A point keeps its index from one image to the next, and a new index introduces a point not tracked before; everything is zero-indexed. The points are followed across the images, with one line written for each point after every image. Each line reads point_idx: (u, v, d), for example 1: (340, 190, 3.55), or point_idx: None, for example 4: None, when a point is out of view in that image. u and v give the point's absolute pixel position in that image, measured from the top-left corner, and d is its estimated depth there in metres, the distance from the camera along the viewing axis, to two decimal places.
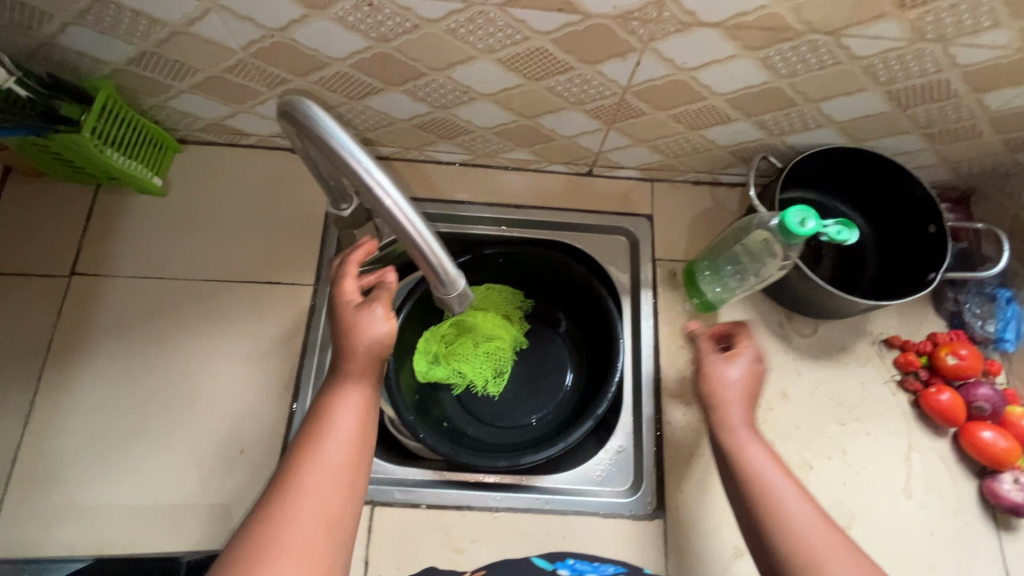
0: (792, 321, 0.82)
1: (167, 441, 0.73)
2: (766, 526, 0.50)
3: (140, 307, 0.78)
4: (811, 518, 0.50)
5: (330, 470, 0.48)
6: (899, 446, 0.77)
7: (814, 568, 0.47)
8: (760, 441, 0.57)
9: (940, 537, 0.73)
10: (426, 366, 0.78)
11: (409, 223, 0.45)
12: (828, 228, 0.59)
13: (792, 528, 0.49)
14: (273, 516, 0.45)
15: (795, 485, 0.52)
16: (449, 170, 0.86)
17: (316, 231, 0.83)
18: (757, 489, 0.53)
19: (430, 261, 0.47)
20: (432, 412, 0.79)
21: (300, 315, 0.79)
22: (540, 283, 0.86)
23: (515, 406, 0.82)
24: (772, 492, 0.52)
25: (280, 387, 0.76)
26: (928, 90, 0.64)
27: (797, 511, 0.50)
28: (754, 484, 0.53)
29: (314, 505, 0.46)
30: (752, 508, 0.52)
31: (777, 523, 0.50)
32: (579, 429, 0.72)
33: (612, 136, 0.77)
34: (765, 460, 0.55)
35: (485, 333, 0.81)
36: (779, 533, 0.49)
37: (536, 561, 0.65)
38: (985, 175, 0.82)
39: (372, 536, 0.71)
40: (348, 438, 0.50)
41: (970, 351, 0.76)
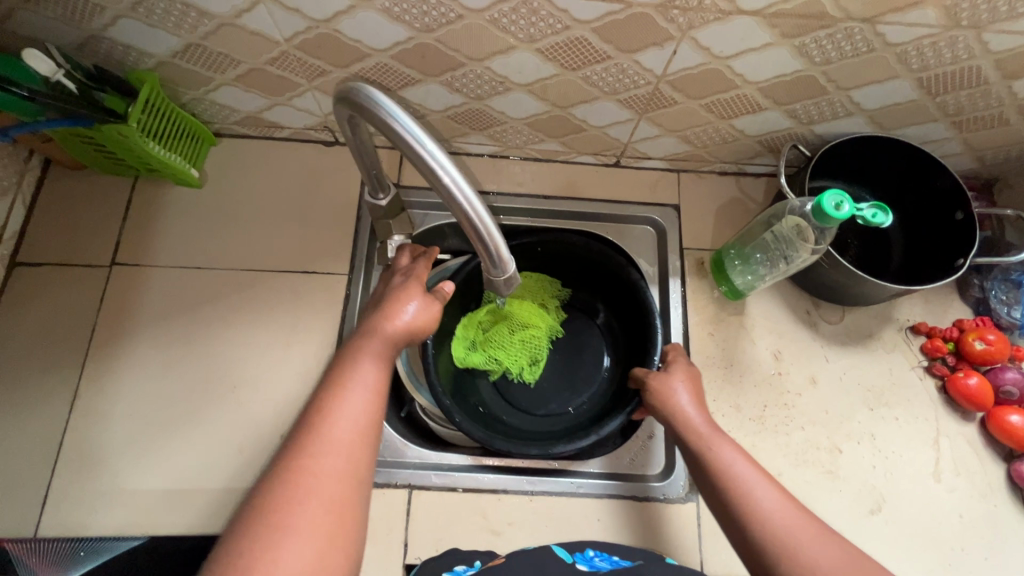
0: (820, 309, 0.83)
1: (208, 426, 0.75)
2: (740, 518, 0.53)
3: (180, 296, 0.80)
4: (780, 505, 0.53)
5: (351, 420, 0.50)
6: (928, 431, 0.78)
7: (789, 549, 0.49)
8: (722, 436, 0.59)
9: (969, 520, 0.74)
10: (464, 351, 0.80)
11: (468, 205, 0.46)
12: (863, 212, 0.60)
13: (765, 516, 0.52)
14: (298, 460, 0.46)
15: (758, 473, 0.55)
16: (479, 161, 0.88)
17: (349, 222, 0.85)
18: (728, 483, 0.55)
19: (488, 246, 0.48)
20: (470, 399, 0.80)
21: (335, 303, 0.81)
22: (574, 273, 0.86)
23: (551, 394, 0.83)
24: (741, 484, 0.55)
25: (317, 374, 0.78)
26: (958, 78, 0.65)
27: (768, 499, 0.53)
28: (725, 478, 0.56)
29: (336, 452, 0.48)
30: (727, 501, 0.54)
31: (752, 513, 0.52)
32: (612, 422, 0.71)
33: (642, 126, 0.78)
34: (733, 454, 0.57)
35: (521, 320, 0.81)
36: (754, 521, 0.52)
37: (556, 551, 0.64)
38: (1010, 164, 0.83)
39: (411, 519, 0.73)
40: (368, 391, 0.53)
41: (998, 336, 0.76)
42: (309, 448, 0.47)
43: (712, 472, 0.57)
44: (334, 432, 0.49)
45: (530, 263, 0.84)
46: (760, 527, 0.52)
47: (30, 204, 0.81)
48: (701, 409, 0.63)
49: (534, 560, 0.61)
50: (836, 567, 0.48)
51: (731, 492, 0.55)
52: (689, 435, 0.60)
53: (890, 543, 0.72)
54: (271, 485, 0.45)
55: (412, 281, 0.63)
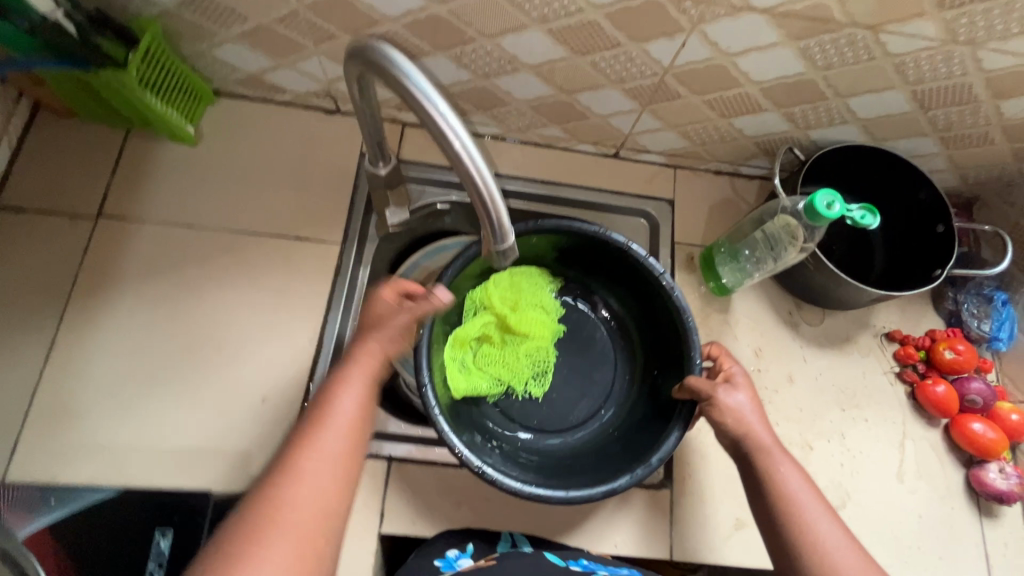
0: (801, 310, 0.85)
1: (189, 387, 0.74)
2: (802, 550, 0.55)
3: (168, 253, 0.78)
4: (840, 538, 0.55)
5: (329, 461, 0.50)
6: (895, 433, 0.81)
7: None
8: (790, 459, 0.61)
9: (927, 520, 0.77)
10: (460, 376, 0.76)
11: (474, 168, 0.47)
12: (853, 213, 0.60)
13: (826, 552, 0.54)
14: (273, 496, 0.47)
15: (821, 506, 0.57)
16: (480, 141, 0.88)
17: (345, 191, 0.84)
18: (791, 512, 0.57)
19: (489, 213, 0.49)
20: (483, 432, 0.76)
21: (326, 272, 0.80)
22: (583, 264, 0.84)
23: (566, 406, 0.82)
24: (804, 515, 0.57)
25: (304, 340, 0.77)
26: (951, 93, 0.67)
27: (832, 534, 0.55)
28: (790, 508, 0.57)
29: (310, 490, 0.48)
30: (785, 527, 0.57)
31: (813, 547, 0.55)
32: (655, 455, 0.66)
33: (644, 118, 0.79)
34: (799, 485, 0.59)
35: (524, 334, 0.80)
36: (810, 552, 0.55)
37: (548, 557, 0.66)
38: (991, 184, 0.86)
39: (390, 490, 0.74)
40: (353, 425, 0.53)
41: (967, 347, 0.80)
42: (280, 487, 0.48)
43: (776, 499, 0.58)
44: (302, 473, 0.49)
45: (526, 259, 0.83)
46: (818, 562, 0.54)
47: (15, 148, 0.79)
48: (764, 423, 0.63)
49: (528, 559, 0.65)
50: None
51: (796, 524, 0.56)
52: (755, 453, 0.61)
53: None
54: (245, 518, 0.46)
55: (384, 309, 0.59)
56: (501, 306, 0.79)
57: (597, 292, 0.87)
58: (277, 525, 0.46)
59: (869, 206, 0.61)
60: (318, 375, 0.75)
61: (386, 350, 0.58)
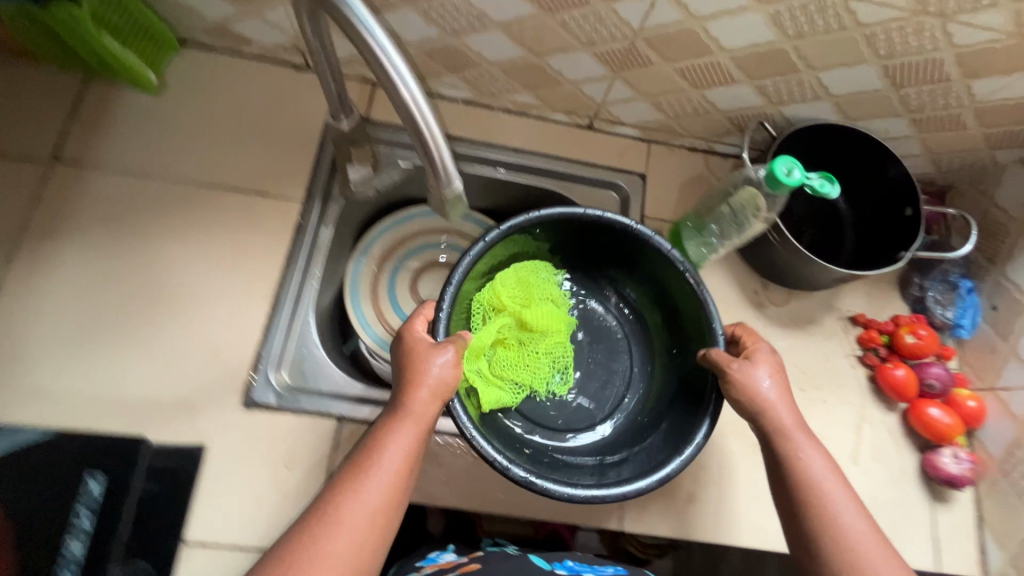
0: (767, 290, 0.85)
1: (136, 337, 0.71)
2: (829, 543, 0.54)
3: (123, 201, 0.76)
4: (862, 528, 0.54)
5: (366, 510, 0.51)
6: (852, 414, 0.81)
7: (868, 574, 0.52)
8: (813, 443, 0.59)
9: (880, 502, 0.77)
10: (482, 387, 0.73)
11: (420, 116, 0.49)
12: (812, 181, 0.59)
13: (855, 547, 0.53)
14: (309, 541, 0.49)
15: (846, 496, 0.56)
16: (452, 106, 0.86)
17: (310, 149, 0.82)
18: (810, 497, 0.56)
19: (435, 161, 0.51)
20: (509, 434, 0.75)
21: (286, 228, 0.78)
22: (590, 256, 0.84)
23: (587, 403, 0.82)
24: (824, 502, 0.55)
25: (260, 295, 0.75)
26: (921, 70, 0.66)
27: (859, 528, 0.54)
28: (817, 499, 0.56)
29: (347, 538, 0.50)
30: (803, 514, 0.56)
31: (831, 533, 0.54)
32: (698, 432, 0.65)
33: (617, 86, 0.78)
34: (825, 475, 0.57)
35: (540, 331, 0.79)
36: (829, 541, 0.54)
37: (534, 559, 0.66)
38: (964, 172, 0.85)
39: (339, 448, 0.71)
40: (393, 472, 0.54)
41: (928, 332, 0.80)
42: (317, 532, 0.50)
43: (796, 485, 0.57)
44: (346, 516, 0.51)
45: (533, 252, 0.81)
46: (841, 555, 0.53)
47: None
48: (786, 402, 0.61)
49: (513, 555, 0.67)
50: None
51: (824, 517, 0.55)
52: (781, 438, 0.59)
53: None
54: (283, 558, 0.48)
55: (419, 339, 0.61)
56: (513, 305, 0.78)
57: (610, 283, 0.87)
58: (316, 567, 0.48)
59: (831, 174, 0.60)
60: (273, 333, 0.75)
61: (431, 393, 0.58)
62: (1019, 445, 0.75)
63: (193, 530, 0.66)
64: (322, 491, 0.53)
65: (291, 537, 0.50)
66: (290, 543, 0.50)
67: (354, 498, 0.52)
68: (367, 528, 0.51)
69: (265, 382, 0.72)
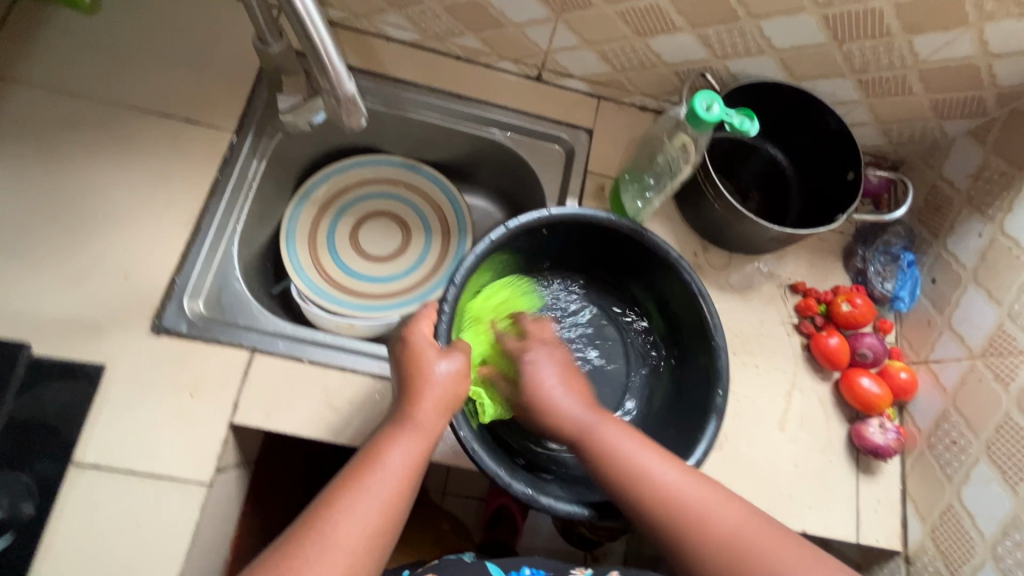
0: (707, 253, 0.83)
1: (45, 256, 0.69)
2: (633, 499, 0.54)
3: (40, 118, 0.73)
4: (682, 482, 0.54)
5: (362, 522, 0.49)
6: (783, 381, 0.79)
7: (703, 524, 0.51)
8: (607, 419, 0.61)
9: (803, 470, 0.75)
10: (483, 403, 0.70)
11: (315, 31, 0.52)
12: (733, 118, 0.58)
13: (661, 494, 0.53)
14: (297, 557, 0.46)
15: (643, 447, 0.57)
16: (397, 47, 0.84)
17: (246, 80, 0.80)
18: (628, 473, 0.55)
19: (330, 73, 0.56)
20: (504, 441, 0.73)
21: (213, 157, 0.76)
22: (596, 256, 0.80)
23: None
24: (639, 473, 0.55)
25: (180, 222, 0.73)
26: (861, 21, 0.65)
27: (658, 471, 0.55)
28: (613, 461, 0.57)
29: (338, 553, 0.47)
30: (631, 490, 0.55)
31: (656, 501, 0.53)
32: (697, 448, 0.64)
33: (560, 31, 0.76)
34: (638, 451, 0.57)
35: None
36: (660, 509, 0.53)
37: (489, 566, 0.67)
38: (915, 145, 0.82)
39: (248, 380, 0.70)
40: (391, 483, 0.52)
41: (865, 301, 0.79)
42: (306, 545, 0.47)
43: (611, 465, 0.57)
44: (342, 528, 0.49)
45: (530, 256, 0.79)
46: (676, 519, 0.52)
47: None
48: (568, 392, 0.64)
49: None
50: (744, 528, 0.51)
51: (621, 475, 0.56)
52: (568, 426, 0.62)
53: (725, 479, 0.73)
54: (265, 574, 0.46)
55: (425, 340, 0.61)
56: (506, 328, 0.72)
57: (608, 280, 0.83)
58: None
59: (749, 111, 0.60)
60: (192, 262, 0.73)
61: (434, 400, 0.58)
62: (946, 417, 0.73)
63: (86, 452, 0.64)
64: (314, 502, 0.51)
65: (273, 556, 0.47)
66: (279, 556, 0.47)
67: (352, 509, 0.50)
68: (362, 541, 0.49)
69: (178, 309, 0.70)
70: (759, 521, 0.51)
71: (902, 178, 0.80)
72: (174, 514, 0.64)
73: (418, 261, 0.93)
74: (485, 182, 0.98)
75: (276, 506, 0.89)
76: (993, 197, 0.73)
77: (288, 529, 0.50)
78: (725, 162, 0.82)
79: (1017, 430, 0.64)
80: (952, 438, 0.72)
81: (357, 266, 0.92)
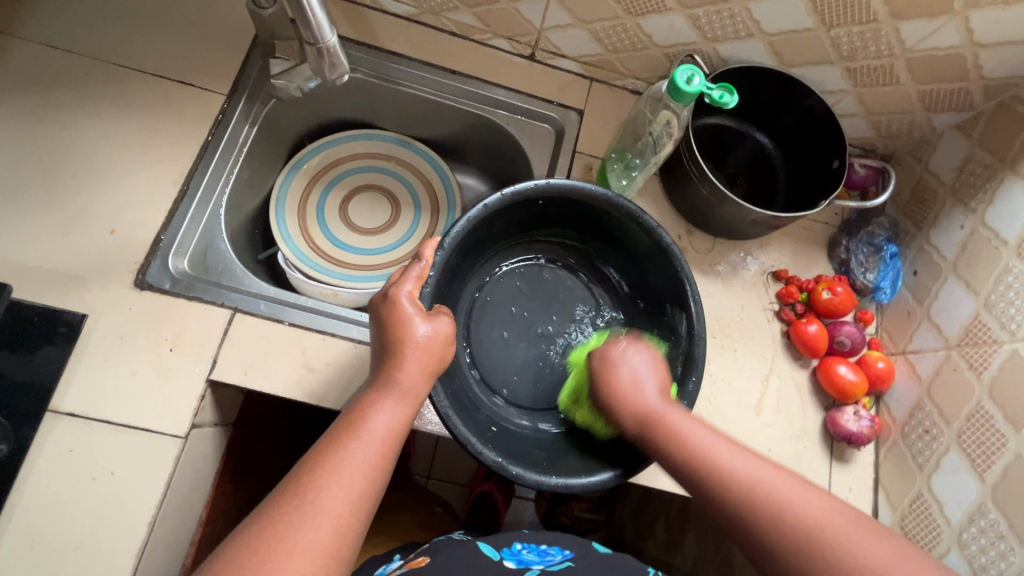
0: (691, 237, 0.83)
1: (33, 207, 0.70)
2: (708, 485, 0.53)
3: (36, 72, 0.74)
4: (757, 469, 0.52)
5: (349, 486, 0.46)
6: (761, 367, 0.79)
7: (783, 511, 0.48)
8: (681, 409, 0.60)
9: (777, 454, 0.75)
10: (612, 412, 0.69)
11: None
12: (712, 93, 0.64)
13: (738, 483, 0.51)
14: (280, 523, 0.43)
15: (715, 436, 0.56)
16: (393, 21, 0.85)
17: (242, 46, 0.81)
18: (700, 461, 0.54)
19: (311, 23, 0.57)
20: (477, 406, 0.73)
21: (206, 120, 0.78)
22: (581, 228, 0.80)
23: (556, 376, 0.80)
24: (714, 460, 0.54)
25: (169, 181, 0.75)
26: (848, 6, 0.65)
27: (734, 461, 0.53)
28: (683, 447, 0.56)
29: (324, 519, 0.44)
30: (707, 480, 0.53)
31: (734, 488, 0.51)
32: None
33: (553, 8, 0.77)
34: (710, 437, 0.56)
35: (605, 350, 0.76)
36: (741, 499, 0.50)
37: (481, 547, 0.62)
38: (903, 139, 0.82)
39: (228, 338, 0.70)
40: (377, 447, 0.50)
41: (845, 290, 0.79)
42: (288, 511, 0.44)
43: (685, 453, 0.56)
44: (329, 493, 0.45)
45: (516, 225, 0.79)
46: (755, 507, 0.49)
47: None
48: (654, 384, 0.64)
49: (459, 562, 0.58)
50: (826, 517, 0.47)
51: (693, 463, 0.55)
52: (642, 419, 0.61)
53: None
54: (246, 544, 0.42)
55: (409, 301, 0.59)
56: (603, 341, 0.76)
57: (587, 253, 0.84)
58: (281, 553, 0.41)
59: (728, 86, 0.66)
60: (178, 220, 0.74)
61: (419, 361, 0.56)
62: (920, 407, 0.74)
63: (63, 400, 0.65)
64: (295, 467, 0.48)
65: (251, 526, 0.43)
66: (262, 523, 0.43)
67: (337, 472, 0.47)
68: (348, 505, 0.46)
69: (162, 265, 0.71)
70: (849, 516, 0.47)
71: (887, 166, 0.81)
72: (145, 466, 0.65)
73: (406, 235, 0.94)
74: (476, 161, 0.99)
75: (252, 471, 0.89)
76: (976, 190, 0.73)
77: (268, 496, 0.46)
78: (713, 147, 0.83)
79: (987, 419, 0.65)
80: (924, 427, 0.73)
81: (345, 237, 0.93)
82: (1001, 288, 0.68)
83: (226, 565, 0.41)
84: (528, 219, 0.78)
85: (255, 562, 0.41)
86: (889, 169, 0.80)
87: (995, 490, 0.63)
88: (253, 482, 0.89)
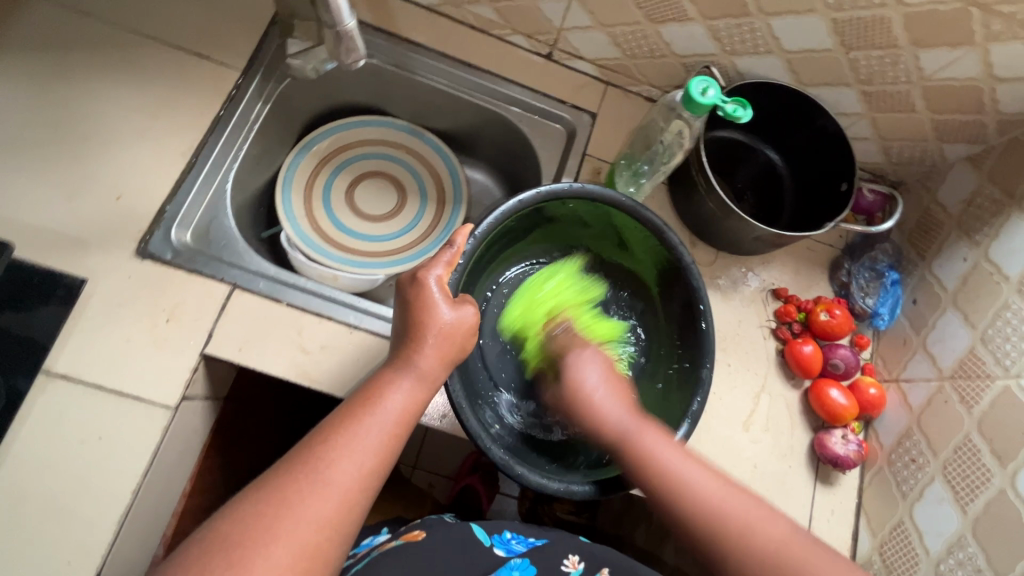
0: (694, 247, 0.83)
1: (40, 168, 0.70)
2: (675, 509, 0.53)
3: (53, 35, 0.74)
4: (717, 488, 0.53)
5: (359, 462, 0.46)
6: (754, 383, 0.79)
7: (745, 532, 0.50)
8: (647, 425, 0.59)
9: (761, 471, 0.75)
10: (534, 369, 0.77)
11: None
12: (726, 106, 0.64)
13: (704, 508, 0.52)
14: (288, 486, 0.44)
15: (683, 458, 0.56)
16: (413, 10, 0.85)
17: (260, 23, 0.81)
18: (669, 486, 0.54)
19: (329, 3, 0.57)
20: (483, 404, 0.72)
21: (218, 95, 0.78)
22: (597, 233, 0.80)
23: None
24: (677, 485, 0.54)
25: (178, 152, 0.75)
26: (871, 29, 0.65)
27: (698, 480, 0.54)
28: (650, 468, 0.56)
29: (330, 490, 0.44)
30: (672, 506, 0.53)
31: (699, 510, 0.52)
32: None
33: (574, 9, 0.77)
34: (673, 455, 0.56)
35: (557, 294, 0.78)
36: (708, 523, 0.51)
37: (474, 527, 0.61)
38: (914, 167, 0.82)
39: (225, 313, 0.70)
40: (389, 428, 0.50)
41: (843, 313, 0.79)
42: (297, 477, 0.44)
43: (651, 478, 0.55)
44: (339, 467, 0.45)
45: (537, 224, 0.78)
46: (722, 530, 0.51)
47: None
48: (616, 394, 0.63)
49: (449, 545, 0.57)
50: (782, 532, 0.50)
51: (657, 483, 0.55)
52: (611, 431, 0.60)
53: None
54: (253, 502, 0.43)
55: (438, 287, 0.59)
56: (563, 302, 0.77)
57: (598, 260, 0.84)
58: (286, 515, 0.42)
59: (743, 100, 0.66)
60: (185, 192, 0.75)
61: (436, 349, 0.56)
62: (909, 435, 0.74)
63: (57, 362, 0.65)
64: (308, 435, 0.48)
65: (259, 486, 0.44)
66: (271, 486, 0.44)
67: (349, 447, 0.47)
68: (358, 480, 0.46)
69: (164, 235, 0.71)
70: (798, 536, 0.50)
71: (896, 193, 0.81)
72: (133, 434, 0.65)
73: (409, 225, 0.94)
74: (486, 156, 0.99)
75: (237, 447, 0.89)
76: (982, 223, 0.73)
77: (279, 461, 0.47)
78: (723, 160, 0.83)
79: (974, 453, 0.66)
80: (911, 455, 0.73)
81: (348, 222, 0.93)
82: (998, 323, 0.68)
83: (235, 523, 0.41)
84: (540, 225, 0.79)
85: (263, 524, 0.41)
86: (896, 197, 0.80)
87: (976, 524, 0.63)
88: (238, 458, 0.90)
